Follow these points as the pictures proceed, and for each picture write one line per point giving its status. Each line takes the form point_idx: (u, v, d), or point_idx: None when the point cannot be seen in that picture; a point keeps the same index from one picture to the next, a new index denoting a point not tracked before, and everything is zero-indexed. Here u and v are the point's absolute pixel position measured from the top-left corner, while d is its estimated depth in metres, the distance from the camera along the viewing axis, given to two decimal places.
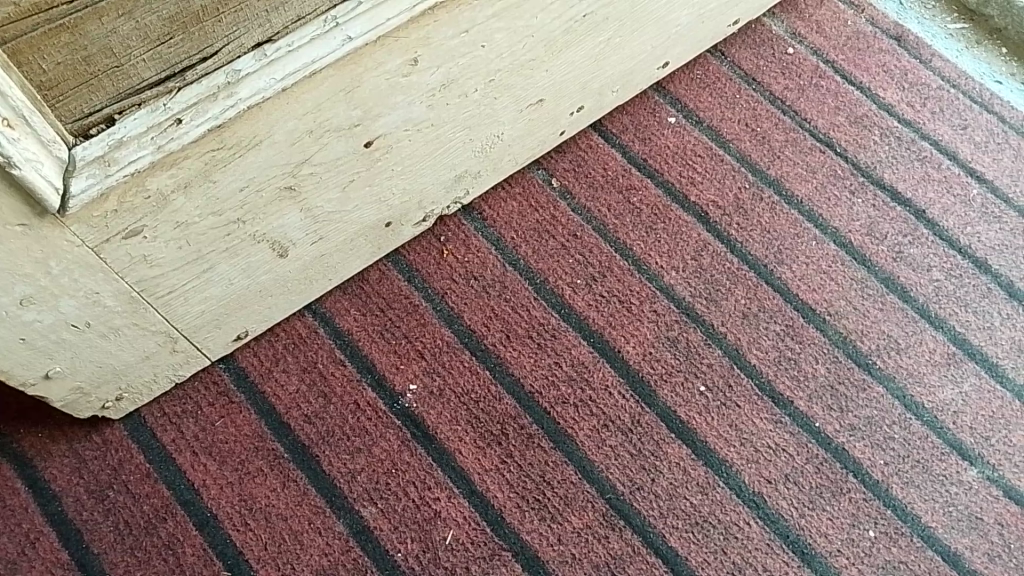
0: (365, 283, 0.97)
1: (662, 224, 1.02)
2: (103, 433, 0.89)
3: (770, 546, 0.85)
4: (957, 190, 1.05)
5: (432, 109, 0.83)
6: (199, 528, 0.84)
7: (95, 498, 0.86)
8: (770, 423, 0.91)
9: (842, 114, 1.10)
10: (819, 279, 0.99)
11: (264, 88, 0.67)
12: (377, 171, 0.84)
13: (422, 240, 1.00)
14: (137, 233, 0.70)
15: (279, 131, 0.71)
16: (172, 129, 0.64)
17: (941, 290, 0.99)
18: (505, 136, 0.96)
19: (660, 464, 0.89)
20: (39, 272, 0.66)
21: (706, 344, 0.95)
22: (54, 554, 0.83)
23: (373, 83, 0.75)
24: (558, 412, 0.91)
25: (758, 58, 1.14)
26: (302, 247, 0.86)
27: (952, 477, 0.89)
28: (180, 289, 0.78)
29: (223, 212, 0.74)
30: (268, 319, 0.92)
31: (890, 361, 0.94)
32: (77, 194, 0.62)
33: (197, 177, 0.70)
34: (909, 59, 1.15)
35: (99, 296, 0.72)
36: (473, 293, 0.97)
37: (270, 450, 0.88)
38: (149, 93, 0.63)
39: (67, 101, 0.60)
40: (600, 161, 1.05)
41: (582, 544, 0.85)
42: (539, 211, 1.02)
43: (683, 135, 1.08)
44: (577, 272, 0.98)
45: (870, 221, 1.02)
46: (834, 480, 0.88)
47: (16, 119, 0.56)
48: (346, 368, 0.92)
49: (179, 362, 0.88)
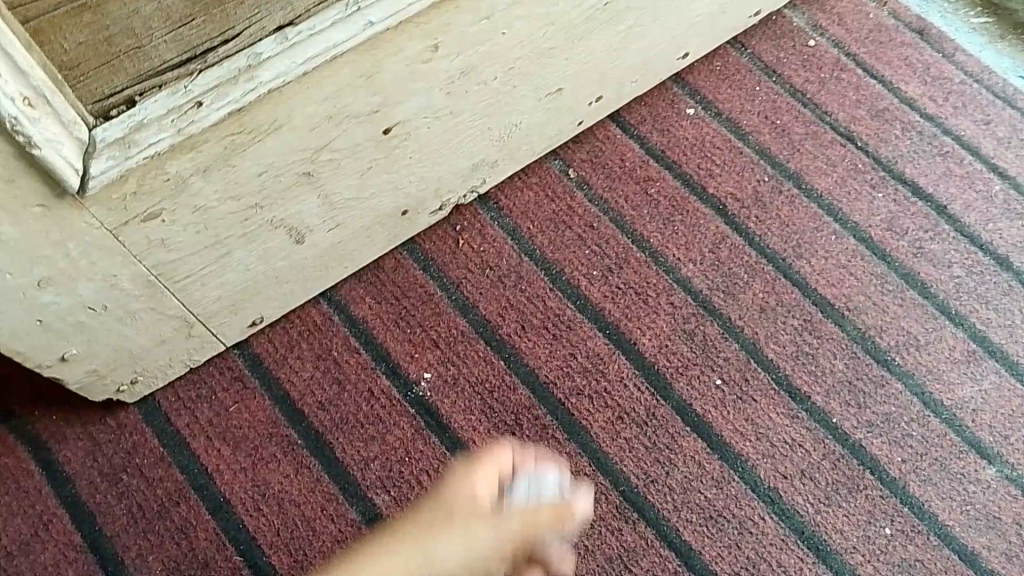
0: (381, 271, 0.97)
1: (680, 216, 1.01)
2: (117, 416, 0.88)
3: (785, 542, 0.85)
4: (979, 186, 1.04)
5: (452, 97, 0.82)
6: (212, 513, 0.84)
7: (109, 481, 0.86)
8: (786, 418, 0.90)
9: (864, 108, 1.09)
10: (838, 274, 0.98)
11: (286, 72, 0.66)
12: (395, 158, 0.84)
13: (438, 228, 0.99)
14: (155, 216, 0.69)
15: (299, 116, 0.71)
16: (192, 112, 0.63)
17: (961, 287, 0.98)
18: (523, 125, 0.95)
19: (675, 457, 0.88)
20: (57, 254, 0.66)
21: (723, 337, 0.94)
22: (67, 537, 0.83)
23: (392, 70, 0.74)
24: (572, 403, 0.90)
25: (778, 50, 1.12)
26: (319, 233, 0.85)
27: (970, 476, 0.88)
28: (197, 274, 0.78)
29: (242, 196, 0.74)
30: (284, 306, 0.92)
31: (908, 358, 0.93)
32: (96, 176, 0.62)
33: (216, 162, 0.69)
34: (931, 53, 1.13)
35: (116, 279, 0.72)
36: (488, 283, 0.96)
37: (283, 437, 0.88)
38: (170, 75, 0.63)
39: (88, 81, 0.61)
40: (618, 151, 1.05)
41: (595, 535, 0.85)
42: (556, 201, 1.01)
43: (702, 127, 1.06)
44: (593, 263, 0.98)
45: (890, 217, 1.01)
46: (851, 477, 0.88)
47: (37, 99, 0.56)
48: (361, 356, 0.92)
49: (194, 347, 0.87)
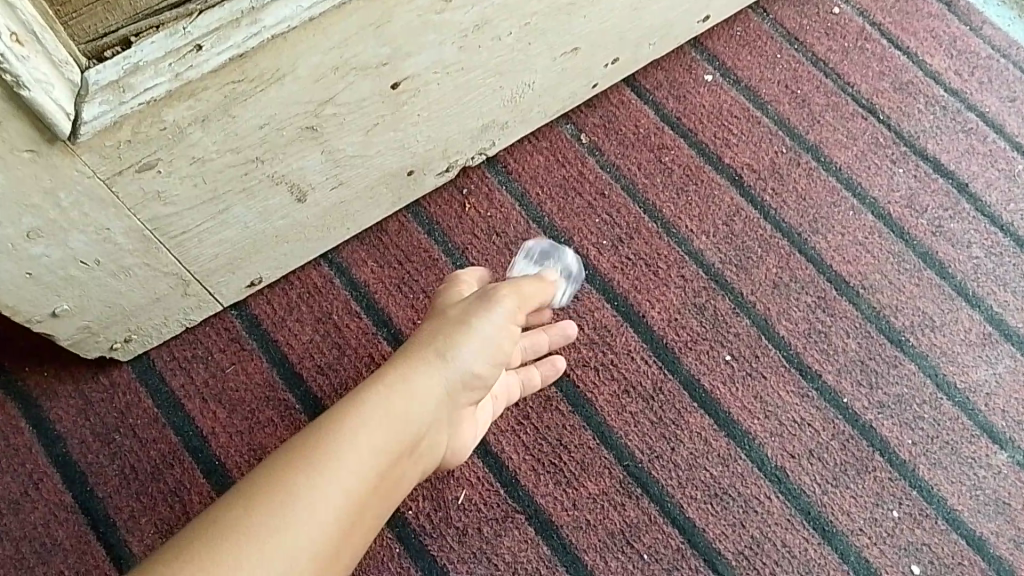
0: (384, 234, 0.94)
1: (694, 186, 0.98)
2: (111, 374, 0.86)
3: (791, 523, 0.83)
4: (1002, 164, 1.01)
5: (463, 52, 0.79)
6: (207, 476, 0.82)
7: (101, 441, 0.83)
8: (796, 396, 0.88)
9: (888, 80, 1.05)
10: (854, 251, 0.95)
11: (291, 16, 0.62)
12: (403, 115, 0.81)
13: (443, 191, 0.96)
14: (151, 167, 0.66)
15: (304, 66, 0.68)
16: (190, 57, 0.60)
17: (980, 268, 0.95)
18: (536, 85, 0.91)
19: (681, 433, 0.86)
20: (48, 204, 0.63)
21: (734, 312, 0.91)
22: (58, 496, 0.81)
23: (404, 20, 0.71)
24: (577, 375, 0.88)
25: (801, 17, 1.08)
26: (321, 192, 0.82)
27: (981, 460, 0.86)
28: (193, 229, 0.75)
29: (242, 149, 0.71)
30: (283, 266, 0.89)
31: (923, 339, 0.91)
32: (89, 121, 0.59)
33: (216, 111, 0.66)
34: (958, 25, 1.09)
35: (110, 233, 0.69)
36: (495, 249, 0.94)
37: (281, 401, 0.86)
38: (168, 15, 0.59)
39: (81, 19, 0.56)
40: (632, 117, 1.01)
41: (597, 510, 0.83)
42: (566, 167, 0.98)
43: (719, 94, 1.03)
44: (602, 232, 0.95)
45: (910, 193, 0.98)
46: (860, 458, 0.86)
47: (25, 36, 0.53)
48: (362, 321, 0.90)
49: (190, 306, 0.85)
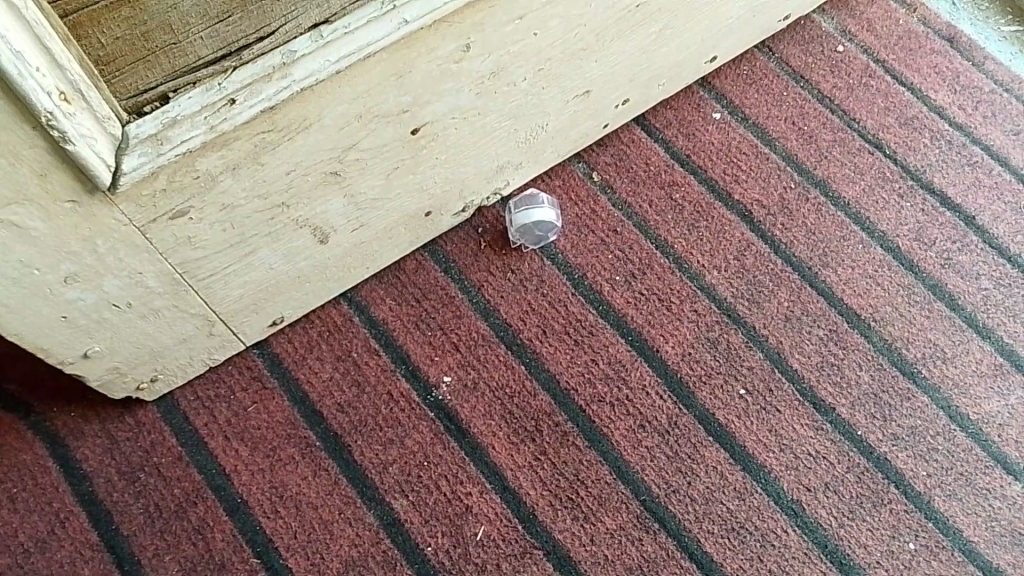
0: (402, 273, 0.96)
1: (704, 222, 0.99)
2: (136, 414, 0.88)
3: (808, 556, 0.84)
4: (1008, 197, 1.02)
5: (481, 98, 0.81)
6: (230, 514, 0.84)
7: (126, 479, 0.85)
8: (810, 429, 0.89)
9: (893, 115, 1.07)
10: (864, 284, 0.96)
11: (319, 70, 0.65)
12: (422, 159, 0.83)
13: (460, 230, 0.98)
14: (183, 214, 0.68)
15: (329, 115, 0.70)
16: (225, 110, 0.62)
17: (989, 300, 0.96)
18: (549, 127, 0.94)
19: (697, 467, 0.87)
20: (85, 250, 0.66)
21: (747, 346, 0.93)
22: (85, 535, 0.82)
23: (424, 69, 0.73)
24: (593, 410, 0.89)
25: (806, 55, 1.11)
26: (343, 234, 0.84)
27: (995, 491, 0.87)
28: (221, 272, 0.77)
29: (269, 195, 0.73)
30: (304, 306, 0.91)
31: (935, 370, 0.92)
32: (128, 172, 0.61)
33: (245, 160, 0.68)
34: (961, 61, 1.11)
35: (141, 277, 0.71)
36: (510, 286, 0.95)
37: (302, 438, 0.87)
38: (205, 72, 0.62)
39: (123, 77, 0.59)
40: (643, 156, 1.03)
41: (615, 545, 0.84)
42: (579, 205, 1.00)
43: (728, 131, 1.05)
44: (615, 268, 0.97)
45: (918, 227, 1.00)
46: (875, 491, 0.86)
47: (73, 95, 0.56)
48: (381, 358, 0.91)
49: (215, 346, 0.87)
